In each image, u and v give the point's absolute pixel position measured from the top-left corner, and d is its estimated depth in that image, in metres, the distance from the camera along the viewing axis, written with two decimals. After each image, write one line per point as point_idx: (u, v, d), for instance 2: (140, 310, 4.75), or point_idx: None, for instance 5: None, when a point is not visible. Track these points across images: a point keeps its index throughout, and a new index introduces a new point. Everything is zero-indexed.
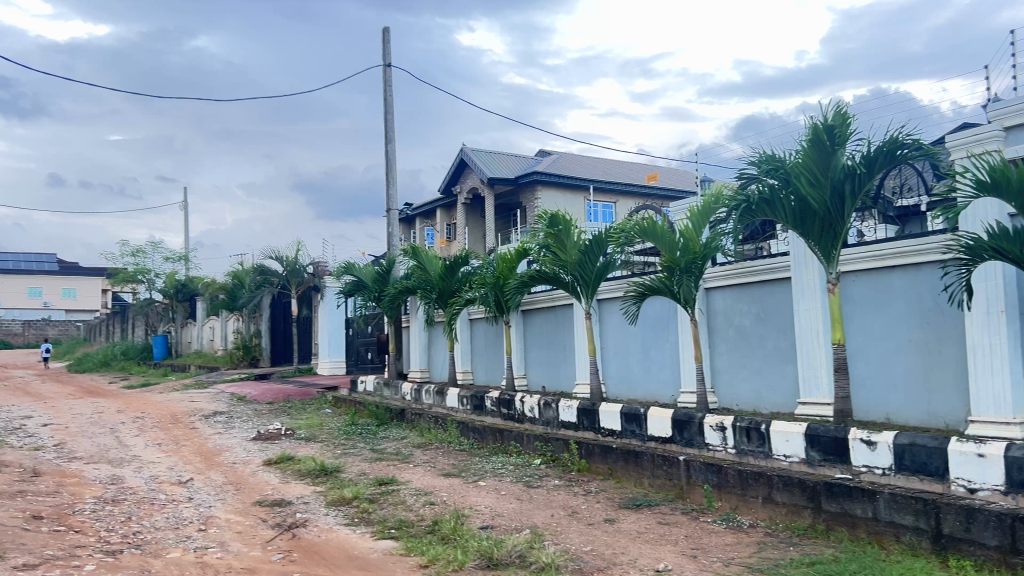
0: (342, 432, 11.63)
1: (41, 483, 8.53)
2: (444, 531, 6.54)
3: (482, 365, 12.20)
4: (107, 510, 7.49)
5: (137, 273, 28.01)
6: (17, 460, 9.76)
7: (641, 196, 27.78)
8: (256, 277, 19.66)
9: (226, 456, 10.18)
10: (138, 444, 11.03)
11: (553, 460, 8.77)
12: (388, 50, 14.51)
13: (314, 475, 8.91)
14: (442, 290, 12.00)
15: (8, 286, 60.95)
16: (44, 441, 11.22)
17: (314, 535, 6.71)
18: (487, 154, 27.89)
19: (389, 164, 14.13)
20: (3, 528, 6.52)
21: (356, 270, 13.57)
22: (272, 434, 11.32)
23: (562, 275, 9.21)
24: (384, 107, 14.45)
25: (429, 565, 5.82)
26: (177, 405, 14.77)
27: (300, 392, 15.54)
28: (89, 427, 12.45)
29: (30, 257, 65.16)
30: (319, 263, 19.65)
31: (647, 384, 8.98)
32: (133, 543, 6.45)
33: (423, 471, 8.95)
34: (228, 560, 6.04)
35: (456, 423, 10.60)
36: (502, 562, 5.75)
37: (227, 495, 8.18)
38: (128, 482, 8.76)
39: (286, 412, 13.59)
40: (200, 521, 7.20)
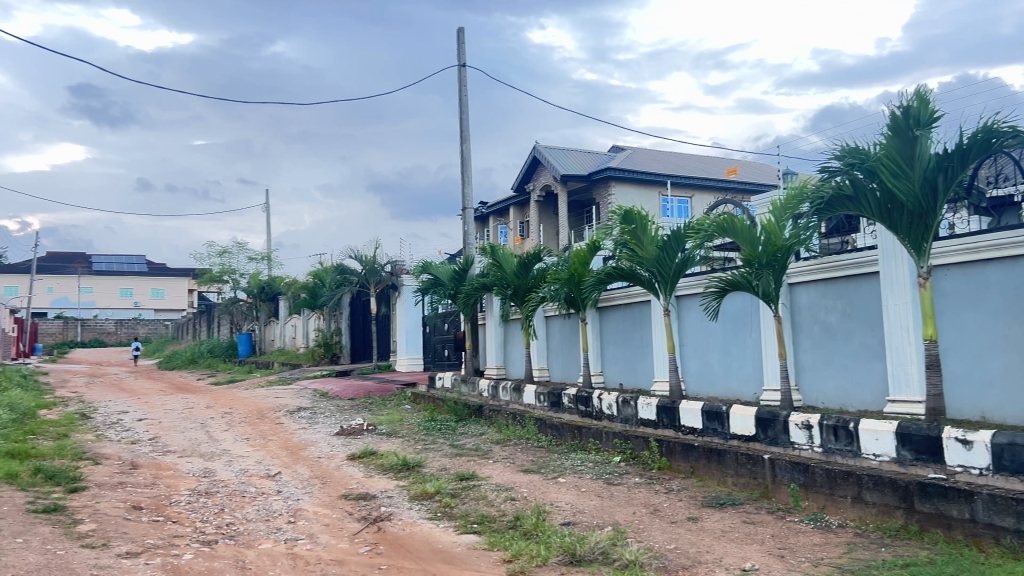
0: (422, 427, 11.81)
1: (139, 475, 8.91)
2: (526, 526, 6.58)
3: (559, 362, 12.21)
4: (201, 502, 7.77)
5: (223, 274, 28.94)
6: (116, 453, 10.21)
7: (719, 190, 27.35)
8: (336, 276, 20.12)
9: (312, 450, 10.45)
10: (228, 438, 11.40)
11: (633, 457, 8.74)
12: (463, 51, 14.63)
13: (396, 470, 9.08)
14: (517, 287, 12.04)
15: (101, 287, 63.56)
16: (139, 435, 11.70)
17: (398, 529, 6.83)
18: (559, 151, 27.85)
19: (464, 164, 14.25)
20: (107, 518, 6.84)
21: (432, 269, 13.74)
22: (354, 430, 11.56)
23: (639, 271, 9.18)
24: (459, 107, 14.58)
25: (512, 560, 5.88)
26: (263, 400, 15.21)
27: (380, 388, 15.82)
28: (182, 422, 12.93)
29: (121, 259, 68.02)
30: (396, 262, 19.96)
31: (729, 381, 8.86)
32: (227, 534, 6.68)
33: (504, 466, 9.02)
34: (318, 552, 6.21)
35: (534, 419, 10.64)
36: (585, 559, 5.76)
37: (314, 488, 8.39)
38: (220, 475, 9.08)
39: (367, 408, 13.86)
40: (289, 514, 7.40)
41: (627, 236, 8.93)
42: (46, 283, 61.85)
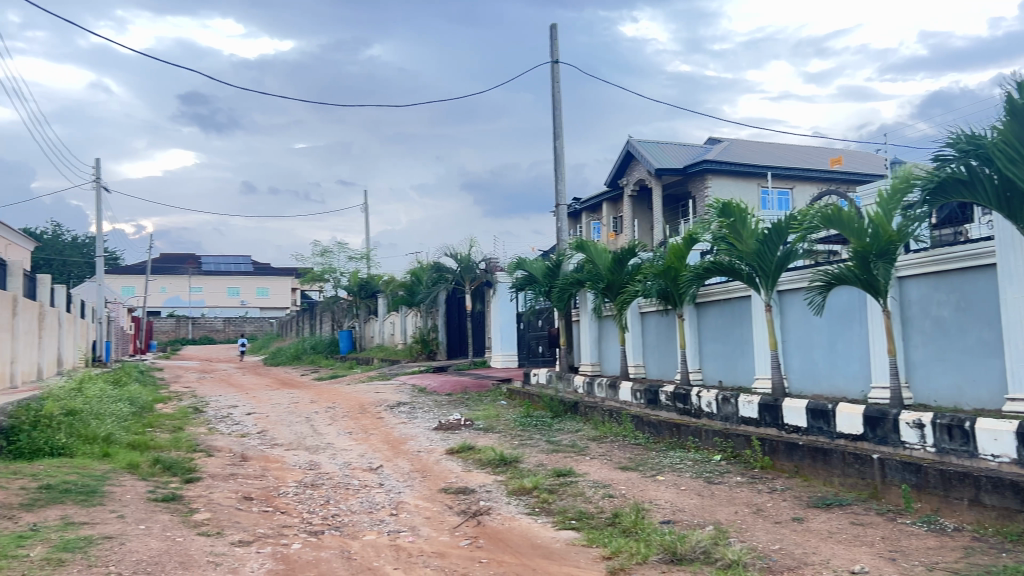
0: (518, 423, 11.86)
1: (249, 467, 9.28)
2: (625, 524, 6.53)
3: (655, 359, 12.07)
4: (308, 494, 8.03)
5: (324, 273, 29.77)
6: (227, 445, 10.65)
7: (822, 182, 26.51)
8: (432, 274, 20.45)
9: (412, 445, 10.66)
10: (331, 432, 11.75)
11: (734, 456, 8.57)
12: (556, 47, 14.62)
13: (494, 465, 9.16)
14: (612, 283, 11.96)
15: (211, 287, 66.34)
16: (248, 428, 12.18)
17: (498, 523, 6.90)
18: (654, 145, 27.51)
19: (557, 160, 14.24)
20: (221, 507, 7.15)
21: (526, 265, 13.78)
22: (452, 425, 11.73)
23: (739, 266, 8.99)
24: (552, 103, 14.58)
25: (612, 557, 5.85)
26: (364, 396, 15.57)
27: (476, 384, 15.98)
28: (288, 416, 13.38)
29: (229, 259, 70.88)
30: (491, 259, 20.10)
31: (834, 378, 8.59)
32: (332, 525, 6.89)
33: (601, 463, 8.99)
34: (420, 544, 6.33)
35: (630, 417, 10.55)
36: (686, 558, 5.68)
37: (415, 482, 8.55)
38: (325, 468, 9.36)
39: (464, 404, 14.02)
40: (392, 506, 7.57)
41: (726, 229, 8.78)
42: (160, 283, 64.99)
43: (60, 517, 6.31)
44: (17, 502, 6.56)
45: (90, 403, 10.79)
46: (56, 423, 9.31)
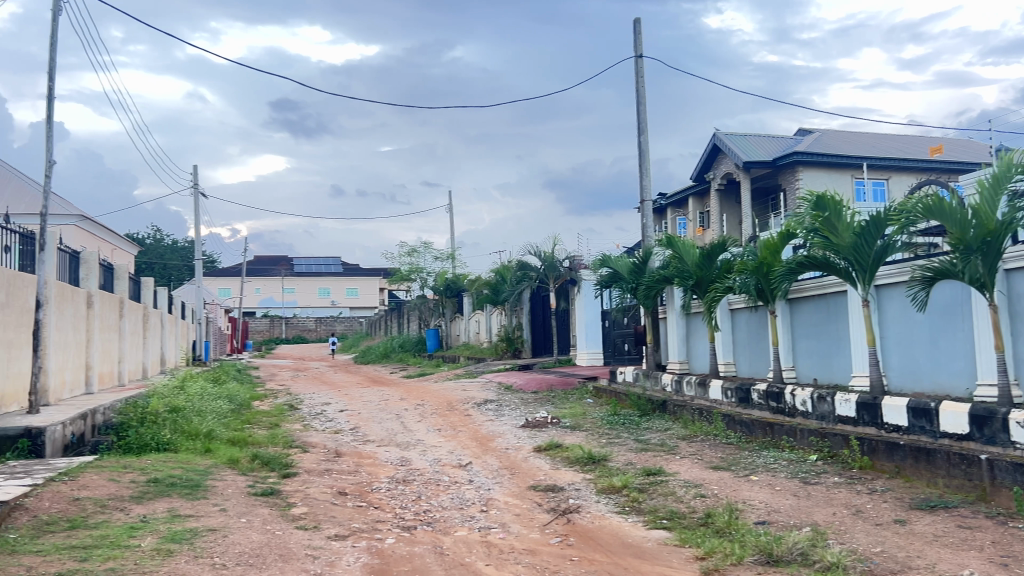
0: (606, 421, 11.80)
1: (343, 463, 9.51)
2: (719, 524, 6.43)
3: (746, 356, 11.82)
4: (399, 489, 8.17)
5: (412, 273, 30.22)
6: (322, 442, 10.94)
7: (920, 171, 25.47)
8: (517, 272, 20.56)
9: (500, 442, 10.71)
10: (421, 429, 11.92)
11: (831, 456, 8.33)
12: (640, 41, 14.46)
13: (582, 463, 9.14)
14: (700, 279, 11.77)
15: (302, 287, 68.20)
16: (341, 425, 12.48)
17: (588, 522, 6.87)
18: (741, 137, 26.97)
19: (642, 156, 14.09)
20: (317, 502, 7.34)
21: (611, 262, 13.66)
22: (539, 422, 11.75)
23: (834, 260, 8.75)
24: (636, 98, 14.44)
25: (706, 557, 5.76)
26: (451, 393, 15.74)
27: (562, 381, 15.97)
28: (379, 413, 13.65)
29: (319, 261, 72.72)
30: (575, 257, 20.04)
31: (938, 376, 8.24)
32: (425, 520, 6.98)
33: (692, 462, 8.86)
34: (511, 541, 6.35)
35: (722, 415, 10.36)
36: (783, 559, 5.54)
37: (504, 479, 8.60)
38: (416, 464, 9.51)
39: (550, 402, 14.02)
40: (482, 503, 7.62)
41: (819, 223, 8.57)
42: (254, 284, 67.20)
43: (167, 509, 6.59)
44: (128, 495, 6.88)
45: (192, 400, 11.24)
46: (161, 420, 9.72)
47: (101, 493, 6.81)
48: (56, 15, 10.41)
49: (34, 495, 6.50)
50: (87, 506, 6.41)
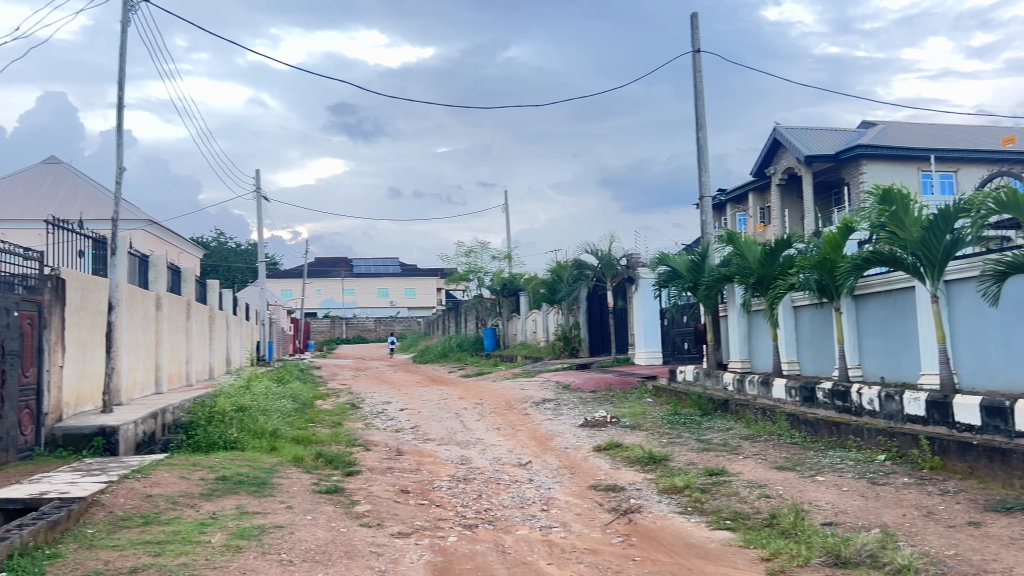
0: (666, 421, 11.71)
1: (404, 461, 9.62)
2: (784, 524, 6.32)
3: (810, 355, 11.60)
4: (460, 488, 8.22)
5: (469, 273, 30.36)
6: (383, 440, 11.07)
7: (991, 163, 24.65)
8: (573, 271, 20.51)
9: (559, 441, 10.70)
10: (480, 428, 11.97)
11: (900, 456, 8.12)
12: (697, 36, 14.30)
13: (643, 463, 9.07)
14: (762, 276, 11.58)
15: (361, 288, 69.10)
16: (402, 424, 12.62)
17: (650, 522, 6.82)
18: (802, 131, 26.46)
19: (701, 152, 13.93)
20: (380, 499, 7.43)
21: (669, 260, 13.52)
22: (598, 422, 11.71)
23: (902, 256, 8.52)
24: (694, 94, 14.28)
25: (771, 558, 5.67)
26: (510, 393, 15.77)
27: (621, 380, 15.90)
28: (438, 412, 13.77)
29: (378, 262, 73.57)
30: (632, 255, 19.90)
31: (1012, 374, 7.96)
32: (486, 519, 7.01)
33: (756, 463, 8.73)
34: (572, 540, 6.35)
35: (786, 415, 10.17)
36: (852, 561, 5.43)
37: (564, 478, 8.59)
38: (476, 462, 9.56)
39: (610, 401, 13.96)
40: (542, 502, 7.63)
41: (886, 217, 8.37)
42: (314, 285, 68.34)
43: (235, 506, 6.76)
44: (198, 492, 7.07)
45: (257, 399, 11.49)
46: (229, 419, 9.95)
47: (172, 490, 7.00)
48: (125, 26, 10.74)
49: (110, 492, 6.73)
50: (159, 503, 6.60)
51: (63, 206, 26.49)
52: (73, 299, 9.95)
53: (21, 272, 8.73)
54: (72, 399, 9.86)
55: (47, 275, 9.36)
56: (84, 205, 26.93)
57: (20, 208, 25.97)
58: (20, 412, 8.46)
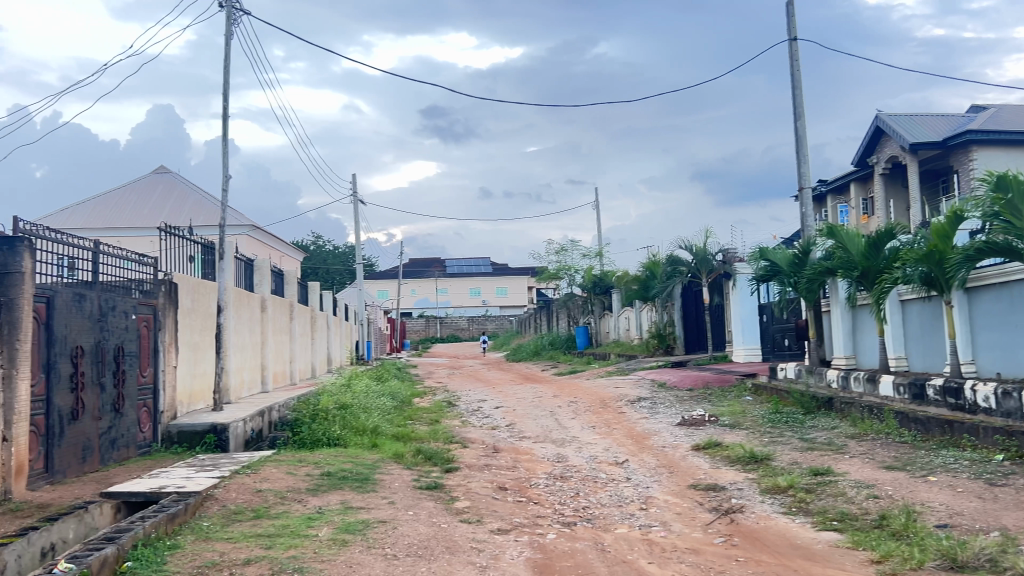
0: (768, 419, 11.44)
1: (501, 458, 9.71)
2: (895, 526, 6.09)
3: (919, 351, 11.14)
4: (558, 486, 8.24)
5: (561, 271, 30.33)
6: (480, 437, 11.21)
7: None
8: (667, 267, 20.26)
9: (656, 440, 10.61)
10: (576, 426, 11.96)
11: (1020, 456, 7.70)
12: (793, 23, 13.91)
13: (744, 462, 8.89)
14: (866, 270, 11.19)
15: (454, 288, 69.99)
16: (498, 421, 12.73)
17: (753, 522, 6.69)
18: (906, 117, 25.44)
19: (799, 143, 13.55)
20: (479, 496, 7.52)
21: (769, 255, 13.22)
22: (696, 421, 11.53)
23: (1019, 245, 8.11)
24: (792, 83, 13.90)
25: (882, 561, 5.48)
26: (605, 391, 15.71)
27: (719, 378, 15.64)
28: (534, 410, 13.83)
29: (470, 262, 74.38)
30: (728, 251, 19.52)
31: None
32: (584, 517, 7.00)
33: (863, 462, 8.43)
34: (673, 540, 6.28)
35: (894, 414, 9.80)
36: (970, 565, 5.19)
37: (662, 477, 8.50)
38: (573, 461, 9.57)
39: (708, 399, 13.75)
40: (641, 501, 7.57)
41: (1001, 206, 8.01)
42: (409, 285, 69.74)
43: (340, 501, 6.95)
44: (305, 487, 7.31)
45: (358, 397, 11.79)
46: (332, 417, 10.26)
47: (281, 485, 7.26)
48: (229, 39, 11.19)
49: (223, 486, 7.03)
50: (268, 497, 6.85)
51: (174, 213, 27.78)
52: (185, 302, 10.42)
53: (137, 277, 9.18)
54: (186, 397, 10.34)
55: (161, 279, 9.81)
56: (193, 212, 28.16)
57: (133, 216, 27.41)
58: (138, 410, 8.93)
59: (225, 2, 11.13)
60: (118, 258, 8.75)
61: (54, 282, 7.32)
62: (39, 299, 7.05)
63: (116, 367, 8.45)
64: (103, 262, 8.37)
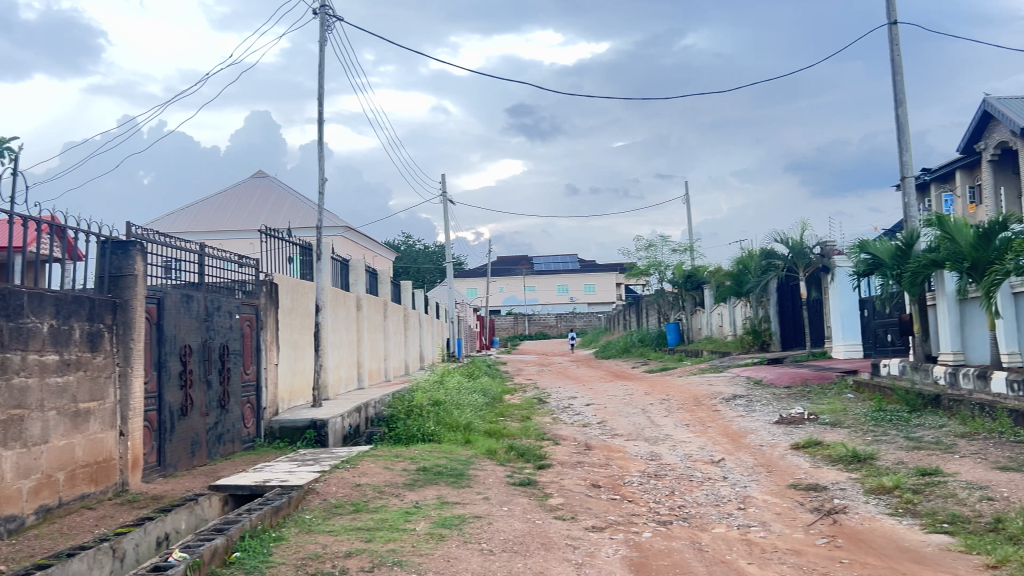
0: (871, 418, 11.06)
1: (594, 456, 9.68)
2: (1012, 530, 5.79)
3: None
4: (652, 484, 8.15)
5: (650, 268, 29.92)
6: (572, 434, 11.19)
7: None
8: (762, 261, 19.93)
9: (753, 438, 10.38)
10: (669, 423, 11.82)
11: None
12: (894, 7, 13.39)
13: (846, 462, 8.62)
14: (976, 262, 10.68)
15: (542, 285, 70.17)
16: (589, 419, 12.69)
17: (857, 523, 6.47)
18: (1016, 100, 24.14)
19: (900, 130, 13.04)
20: (572, 493, 7.52)
21: (870, 247, 12.76)
22: (794, 419, 11.22)
23: None
24: (892, 68, 13.38)
25: (998, 565, 5.22)
26: (698, 388, 15.45)
27: (818, 375, 15.19)
28: (625, 407, 13.74)
29: (558, 259, 74.38)
30: (826, 243, 18.87)
31: None
32: (680, 516, 6.91)
33: (975, 463, 8.05)
34: (773, 540, 6.14)
35: (1008, 411, 9.31)
36: None
37: (761, 477, 8.31)
38: (667, 458, 9.46)
39: (806, 397, 13.40)
40: (739, 500, 7.42)
41: None
42: (498, 283, 70.32)
43: (436, 496, 7.05)
44: (402, 482, 7.45)
45: (451, 394, 11.94)
46: (426, 413, 10.43)
47: (379, 480, 7.43)
48: (323, 45, 11.49)
49: (323, 480, 7.23)
50: (367, 491, 7.01)
51: (273, 216, 28.76)
52: (285, 301, 10.74)
53: (240, 278, 9.52)
54: (287, 394, 10.67)
55: (262, 280, 10.14)
56: (291, 215, 29.08)
57: (235, 219, 28.55)
58: (243, 406, 9.28)
59: (318, 9, 11.43)
60: (222, 260, 9.05)
61: (164, 284, 7.65)
62: (150, 299, 7.39)
63: (221, 365, 8.79)
64: (209, 264, 8.71)
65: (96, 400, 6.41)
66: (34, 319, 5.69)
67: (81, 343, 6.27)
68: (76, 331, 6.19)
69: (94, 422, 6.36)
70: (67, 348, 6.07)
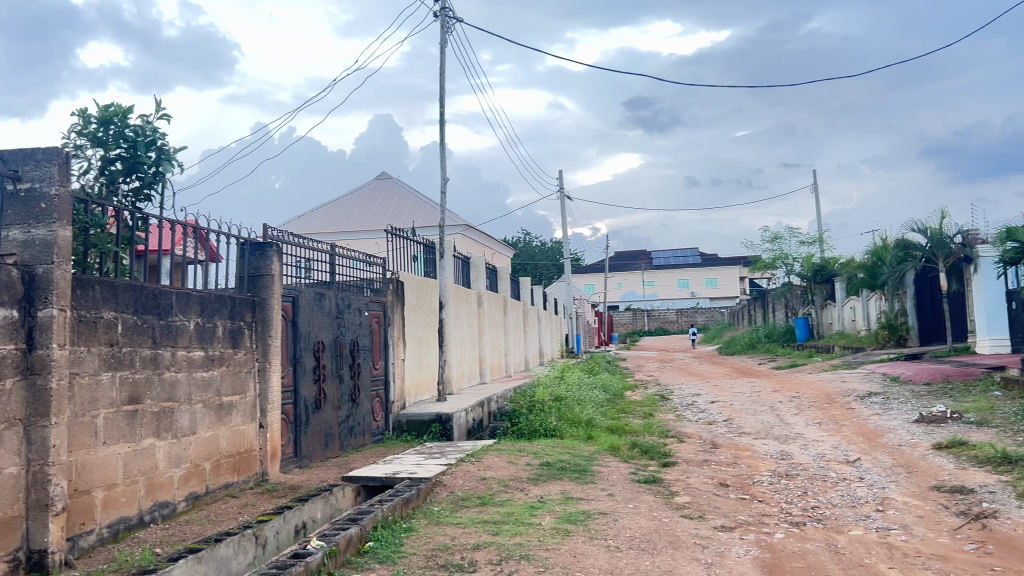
0: (1022, 416, 10.36)
1: (721, 454, 9.46)
2: None
3: None
4: (784, 484, 7.90)
5: (776, 261, 29.02)
6: (697, 432, 10.98)
7: None
8: (898, 252, 19.05)
9: (890, 437, 9.90)
10: (800, 422, 11.41)
11: None
12: None
13: (996, 463, 8.10)
14: None
15: (662, 279, 69.16)
16: (715, 416, 12.42)
17: (1009, 529, 6.07)
18: None
19: None
20: (699, 491, 7.37)
21: (1020, 235, 11.87)
22: (936, 418, 10.63)
23: None
24: None
25: None
26: (829, 385, 14.87)
27: (961, 371, 14.35)
28: (752, 405, 13.34)
29: (678, 253, 73.10)
30: (969, 232, 17.77)
31: None
32: (814, 517, 6.67)
33: None
34: (915, 545, 5.84)
35: None
36: None
37: (901, 477, 7.92)
38: (798, 458, 9.15)
39: (949, 395, 12.68)
40: (877, 502, 7.11)
41: None
42: (617, 278, 69.84)
43: (560, 491, 7.07)
44: (526, 476, 7.51)
45: (572, 390, 11.94)
46: (548, 408, 10.47)
47: (504, 474, 7.51)
48: (445, 47, 11.70)
49: (449, 473, 7.37)
50: (492, 485, 7.10)
51: (396, 215, 29.51)
52: (411, 298, 11.02)
53: (368, 276, 9.81)
54: (413, 388, 10.96)
55: (388, 278, 10.42)
56: (413, 214, 29.75)
57: (361, 220, 29.45)
58: (372, 400, 9.58)
59: (440, 11, 11.64)
60: (351, 259, 9.35)
61: (298, 283, 7.98)
62: (286, 298, 7.72)
63: (352, 360, 9.11)
64: (339, 263, 9.03)
65: (238, 394, 6.76)
66: (182, 317, 6.04)
67: (224, 340, 6.61)
68: (219, 328, 6.53)
69: (236, 414, 6.71)
70: (211, 345, 6.42)
